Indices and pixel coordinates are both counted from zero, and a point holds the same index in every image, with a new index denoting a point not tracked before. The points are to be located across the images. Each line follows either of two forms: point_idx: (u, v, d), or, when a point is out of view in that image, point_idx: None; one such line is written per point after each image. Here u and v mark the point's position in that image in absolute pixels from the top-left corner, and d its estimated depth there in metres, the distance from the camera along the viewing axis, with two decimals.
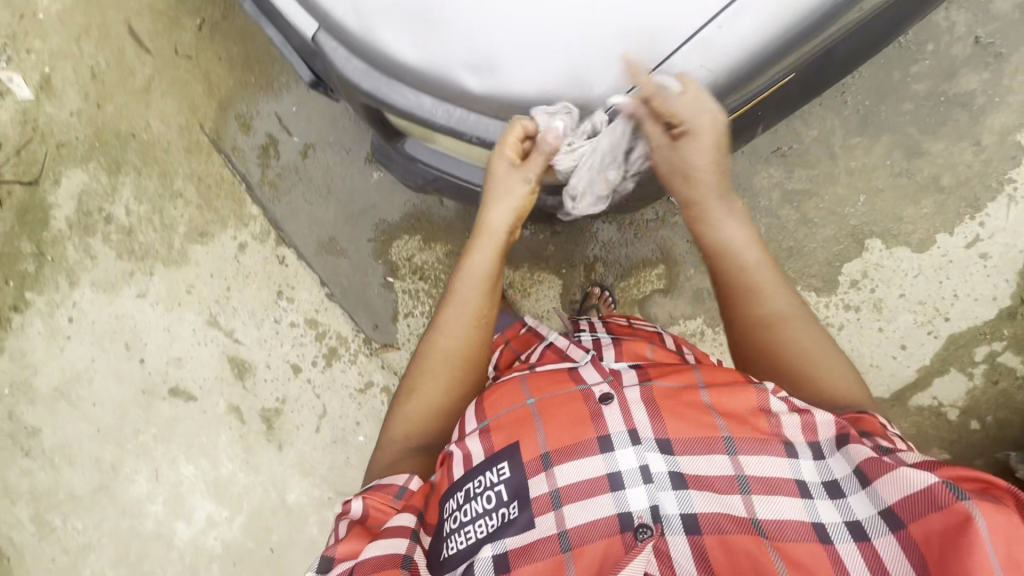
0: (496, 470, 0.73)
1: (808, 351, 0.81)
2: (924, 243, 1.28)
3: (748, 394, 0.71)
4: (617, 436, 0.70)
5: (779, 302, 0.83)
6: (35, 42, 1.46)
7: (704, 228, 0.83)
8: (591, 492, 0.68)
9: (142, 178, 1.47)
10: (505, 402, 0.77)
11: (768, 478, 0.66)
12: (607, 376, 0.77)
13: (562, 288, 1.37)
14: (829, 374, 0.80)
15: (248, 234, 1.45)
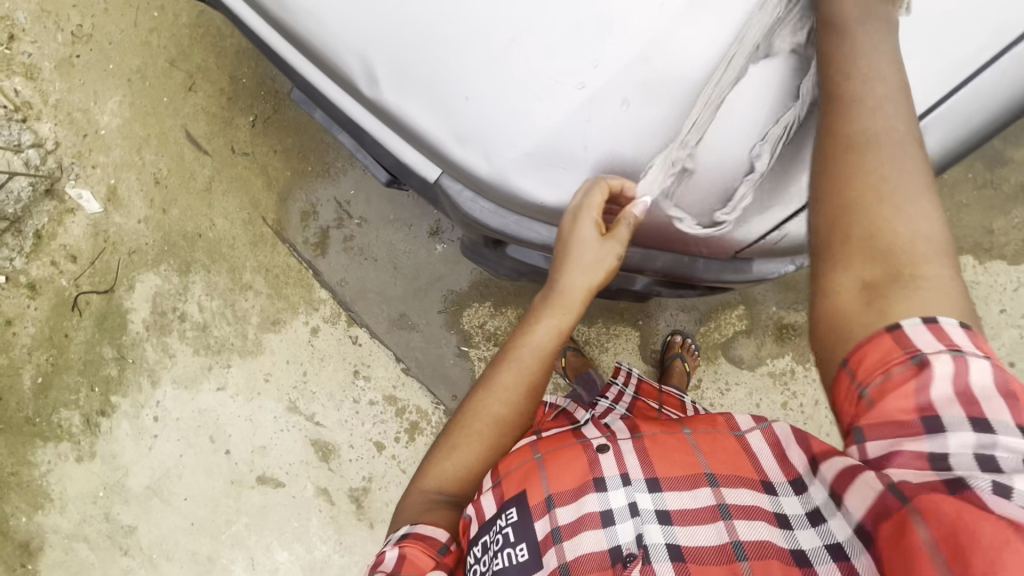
0: (504, 516, 0.62)
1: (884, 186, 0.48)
2: (1019, 254, 1.22)
3: (729, 438, 0.63)
4: (610, 478, 0.61)
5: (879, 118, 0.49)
6: (99, 156, 1.51)
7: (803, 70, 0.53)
8: (579, 531, 0.58)
9: (212, 274, 1.51)
10: (516, 458, 0.68)
11: (746, 505, 0.56)
12: (607, 433, 0.69)
13: (641, 340, 1.35)
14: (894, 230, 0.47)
15: (319, 318, 1.47)
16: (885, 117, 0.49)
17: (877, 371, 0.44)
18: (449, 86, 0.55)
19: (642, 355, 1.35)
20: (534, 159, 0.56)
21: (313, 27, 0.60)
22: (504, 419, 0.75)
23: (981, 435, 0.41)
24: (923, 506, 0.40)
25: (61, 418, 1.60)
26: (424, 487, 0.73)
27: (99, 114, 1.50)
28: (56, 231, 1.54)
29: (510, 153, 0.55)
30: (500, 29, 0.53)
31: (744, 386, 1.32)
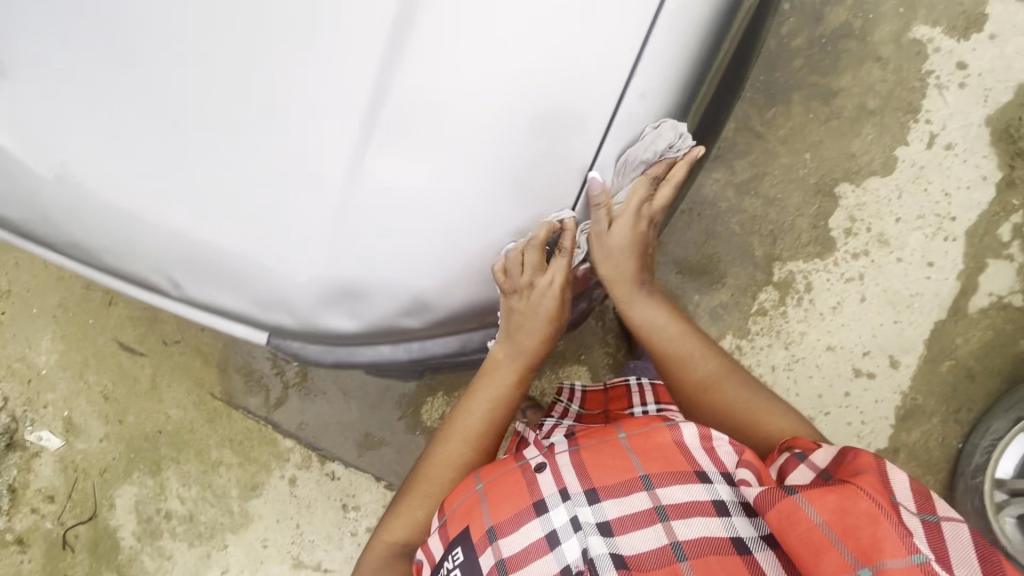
0: (451, 557, 0.71)
1: (729, 406, 0.89)
2: (887, 165, 1.27)
3: (661, 432, 0.72)
4: (551, 496, 0.70)
5: (702, 367, 0.94)
6: (47, 395, 1.57)
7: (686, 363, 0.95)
8: (527, 561, 0.67)
9: (182, 464, 1.53)
10: (461, 492, 0.76)
11: (680, 503, 0.66)
12: (545, 448, 0.77)
13: (593, 370, 1.37)
14: (739, 417, 0.88)
15: (293, 467, 1.48)
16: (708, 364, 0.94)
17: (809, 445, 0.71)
18: (236, 258, 0.64)
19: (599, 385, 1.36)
20: (330, 296, 0.65)
21: (109, 242, 0.67)
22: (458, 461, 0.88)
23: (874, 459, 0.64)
24: (813, 498, 0.57)
25: None
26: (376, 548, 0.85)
27: (36, 356, 1.57)
28: (28, 479, 1.57)
29: (306, 292, 0.65)
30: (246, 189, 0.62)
31: None
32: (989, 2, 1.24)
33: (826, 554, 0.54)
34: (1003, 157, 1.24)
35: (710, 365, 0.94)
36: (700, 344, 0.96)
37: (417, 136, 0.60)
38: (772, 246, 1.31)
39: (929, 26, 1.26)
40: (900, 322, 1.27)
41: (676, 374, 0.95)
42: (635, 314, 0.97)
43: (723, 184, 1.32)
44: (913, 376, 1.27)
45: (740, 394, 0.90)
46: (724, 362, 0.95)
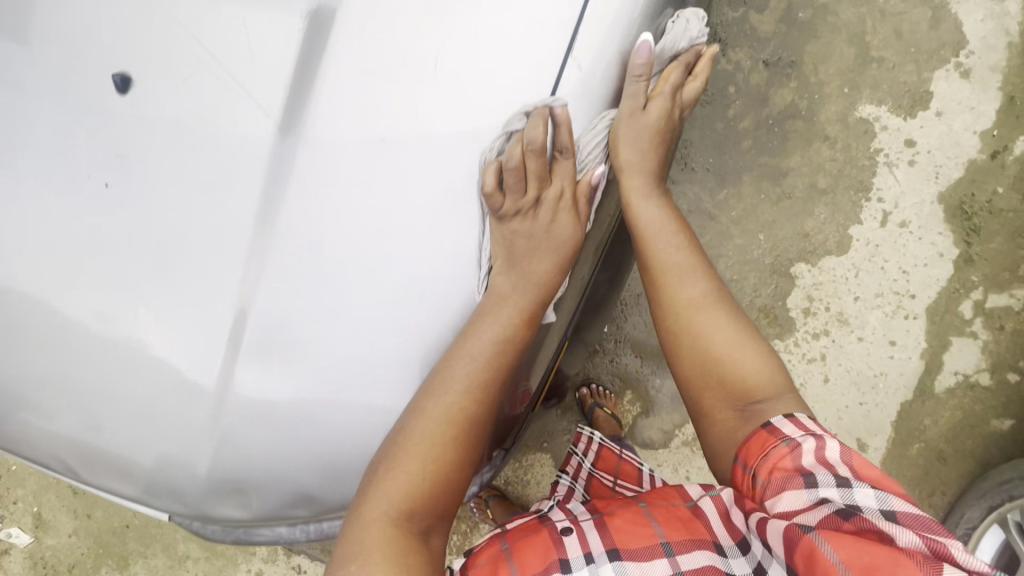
0: None
1: (716, 339, 0.75)
2: (842, 243, 1.26)
3: (682, 507, 0.71)
4: (575, 558, 0.67)
5: (691, 287, 0.78)
6: (17, 491, 1.56)
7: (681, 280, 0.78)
8: None
9: (149, 558, 1.51)
10: (483, 553, 0.71)
11: (699, 569, 0.63)
12: (571, 517, 0.76)
13: (557, 459, 1.35)
14: (723, 352, 0.74)
15: (260, 560, 1.46)
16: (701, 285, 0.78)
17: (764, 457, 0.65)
18: (133, 446, 0.58)
19: None
20: (219, 489, 0.58)
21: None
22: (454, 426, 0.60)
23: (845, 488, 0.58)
24: (827, 534, 0.54)
25: None
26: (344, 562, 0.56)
27: None
28: None
29: (209, 484, 0.58)
30: (126, 395, 0.57)
31: (669, 464, 1.30)
32: (933, 80, 1.25)
33: None
34: (957, 234, 1.23)
35: (707, 287, 0.78)
36: (699, 263, 0.80)
37: (296, 317, 0.53)
38: None
39: (874, 105, 1.26)
40: (866, 403, 1.24)
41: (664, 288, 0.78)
42: (639, 207, 0.77)
43: None
44: (882, 459, 1.24)
45: (731, 326, 0.76)
46: (718, 284, 0.79)
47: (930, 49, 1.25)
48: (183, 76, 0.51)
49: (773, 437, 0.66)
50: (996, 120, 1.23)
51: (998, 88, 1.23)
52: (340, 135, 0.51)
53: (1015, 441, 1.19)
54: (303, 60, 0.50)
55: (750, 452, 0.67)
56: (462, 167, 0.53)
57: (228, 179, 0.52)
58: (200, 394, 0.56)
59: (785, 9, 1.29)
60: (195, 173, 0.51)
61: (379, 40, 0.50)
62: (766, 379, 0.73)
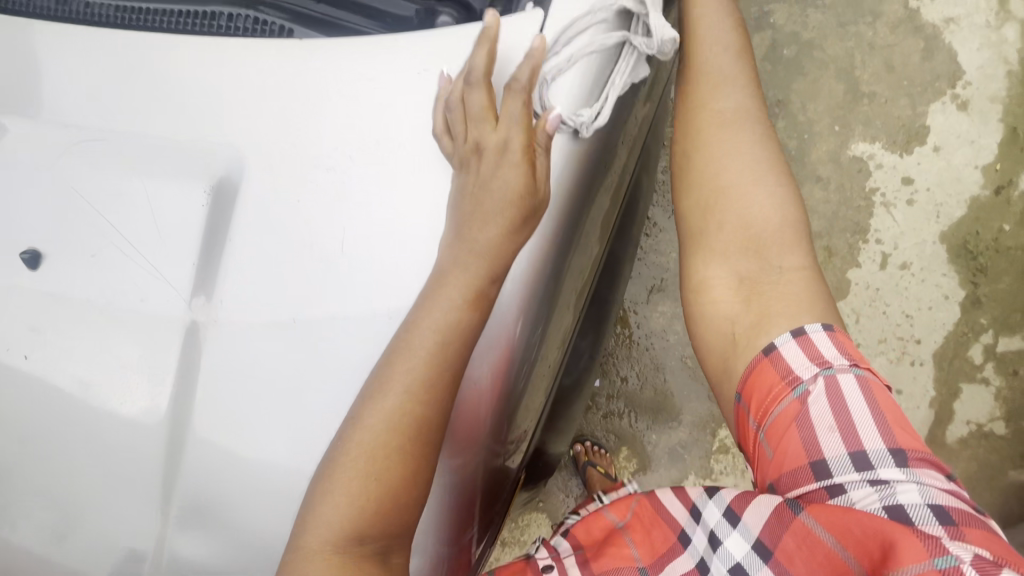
0: None
1: (732, 155, 0.69)
2: (840, 288, 1.21)
3: (645, 507, 0.67)
4: None
5: (730, 98, 0.72)
6: None
7: (717, 93, 0.72)
8: None
9: None
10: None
11: None
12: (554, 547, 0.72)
13: (552, 520, 1.31)
14: (729, 179, 0.69)
15: None
16: (733, 107, 0.71)
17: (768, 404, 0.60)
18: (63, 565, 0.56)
19: None
20: None
21: None
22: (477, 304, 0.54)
23: (863, 467, 0.54)
24: (818, 510, 0.52)
25: None
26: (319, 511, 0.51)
27: None
28: None
29: None
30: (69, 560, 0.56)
31: None
32: (929, 113, 1.19)
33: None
34: (963, 275, 1.17)
35: (754, 116, 0.72)
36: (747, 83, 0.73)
37: (219, 476, 0.53)
38: None
39: (868, 143, 1.21)
40: None
41: (697, 101, 0.72)
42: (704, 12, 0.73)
43: (670, 317, 1.28)
44: None
45: (753, 152, 0.70)
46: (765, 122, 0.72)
47: (925, 81, 1.19)
48: (118, 270, 0.56)
49: (781, 386, 0.59)
50: (998, 154, 1.17)
51: (998, 119, 1.17)
52: (247, 296, 0.54)
53: None
54: (212, 239, 0.56)
55: (753, 399, 0.61)
56: (357, 300, 0.53)
57: (152, 351, 0.55)
58: (139, 549, 0.55)
59: (769, 46, 1.25)
60: (128, 350, 0.55)
61: (275, 211, 0.55)
62: (779, 227, 0.67)
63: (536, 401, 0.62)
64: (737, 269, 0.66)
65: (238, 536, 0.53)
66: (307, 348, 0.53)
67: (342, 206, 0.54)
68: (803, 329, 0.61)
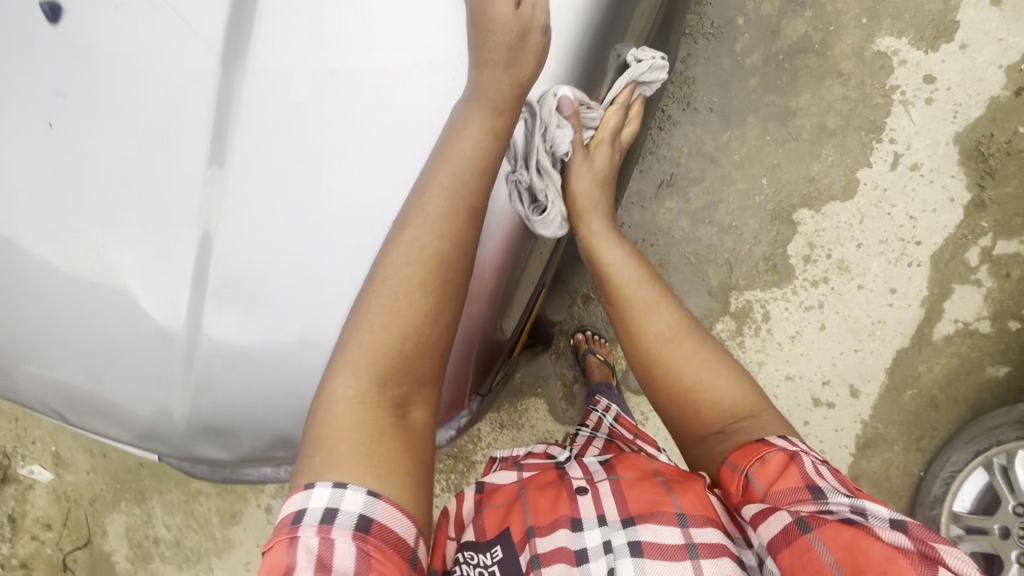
0: (489, 553, 0.73)
1: (685, 362, 0.86)
2: (848, 188, 1.22)
3: (695, 487, 0.76)
4: (587, 518, 0.73)
5: (659, 320, 0.90)
6: (34, 432, 1.64)
7: (651, 313, 0.90)
8: (554, 528, 0.73)
9: (165, 493, 1.60)
10: (500, 495, 0.81)
11: (711, 541, 0.68)
12: (588, 474, 0.83)
13: (550, 404, 1.38)
14: (695, 379, 0.84)
15: (268, 496, 1.55)
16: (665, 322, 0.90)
17: (753, 458, 0.72)
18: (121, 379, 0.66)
19: (557, 419, 1.38)
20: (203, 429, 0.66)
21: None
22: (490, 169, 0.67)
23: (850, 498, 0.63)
24: (825, 536, 0.59)
25: None
26: (358, 354, 0.61)
27: None
28: (26, 509, 1.66)
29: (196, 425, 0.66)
30: (107, 367, 0.65)
31: None
32: (961, 7, 1.15)
33: None
34: (972, 177, 1.17)
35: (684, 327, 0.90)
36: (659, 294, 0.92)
37: (251, 304, 0.63)
38: (728, 276, 1.27)
39: (894, 37, 1.18)
40: (861, 350, 1.24)
41: (637, 320, 0.90)
42: (603, 248, 0.92)
43: (677, 213, 1.28)
44: (874, 404, 1.24)
45: (698, 355, 0.86)
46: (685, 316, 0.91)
47: None
48: (141, 112, 0.62)
49: (764, 446, 0.73)
50: None
51: None
52: (256, 160, 0.62)
53: (1010, 390, 1.19)
54: (234, 106, 0.61)
55: (741, 456, 0.74)
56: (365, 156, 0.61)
57: (184, 193, 0.62)
58: (183, 358, 0.64)
59: None
60: (153, 198, 0.63)
61: (311, 75, 0.61)
62: (742, 395, 0.83)
63: (524, 302, 0.74)
64: (723, 445, 0.78)
65: (271, 352, 0.63)
66: (323, 192, 0.61)
67: (359, 73, 0.61)
68: (768, 435, 0.75)
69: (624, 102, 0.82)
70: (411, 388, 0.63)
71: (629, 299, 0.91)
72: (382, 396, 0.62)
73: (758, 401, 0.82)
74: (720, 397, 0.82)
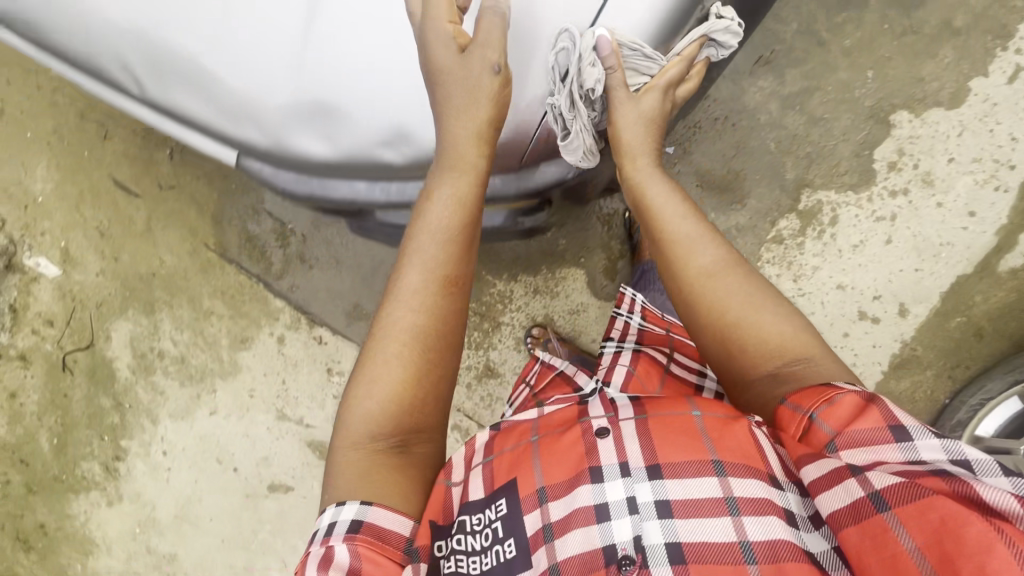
0: (493, 507, 0.68)
1: (730, 299, 0.75)
2: (957, 96, 1.14)
3: (740, 425, 0.65)
4: (608, 467, 0.66)
5: (708, 255, 0.78)
6: (43, 223, 1.57)
7: (696, 249, 0.79)
8: (575, 485, 0.66)
9: (175, 309, 1.57)
10: (511, 438, 0.74)
11: (756, 499, 0.60)
12: (610, 410, 0.73)
13: (589, 278, 1.35)
14: (738, 320, 0.73)
15: (282, 327, 1.52)
16: (715, 257, 0.78)
17: (819, 399, 0.60)
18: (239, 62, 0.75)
19: (593, 293, 1.35)
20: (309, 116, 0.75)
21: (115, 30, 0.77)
22: (462, 235, 0.78)
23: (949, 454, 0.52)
24: (906, 518, 0.50)
25: (84, 470, 1.71)
26: (356, 415, 0.72)
27: (32, 182, 1.56)
28: (28, 302, 1.62)
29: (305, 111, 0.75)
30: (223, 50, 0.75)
31: None
32: None
33: None
34: None
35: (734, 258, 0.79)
36: (710, 231, 0.81)
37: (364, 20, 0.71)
38: (805, 171, 1.21)
39: None
40: (922, 270, 1.20)
41: (680, 261, 0.79)
42: (648, 184, 0.86)
43: (768, 95, 1.19)
44: (919, 327, 1.22)
45: (745, 291, 0.75)
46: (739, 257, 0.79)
47: None
48: None
49: (832, 388, 0.60)
50: None
51: None
52: None
53: None
54: None
55: (801, 400, 0.62)
56: None
57: None
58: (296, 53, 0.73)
59: None
60: None
61: None
62: (796, 338, 0.71)
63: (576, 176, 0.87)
64: (782, 390, 0.68)
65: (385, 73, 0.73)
66: None
67: None
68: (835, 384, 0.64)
69: (690, 56, 0.78)
70: (409, 433, 0.72)
71: (669, 238, 0.81)
72: (381, 440, 0.71)
73: (814, 347, 0.70)
74: (765, 334, 0.72)
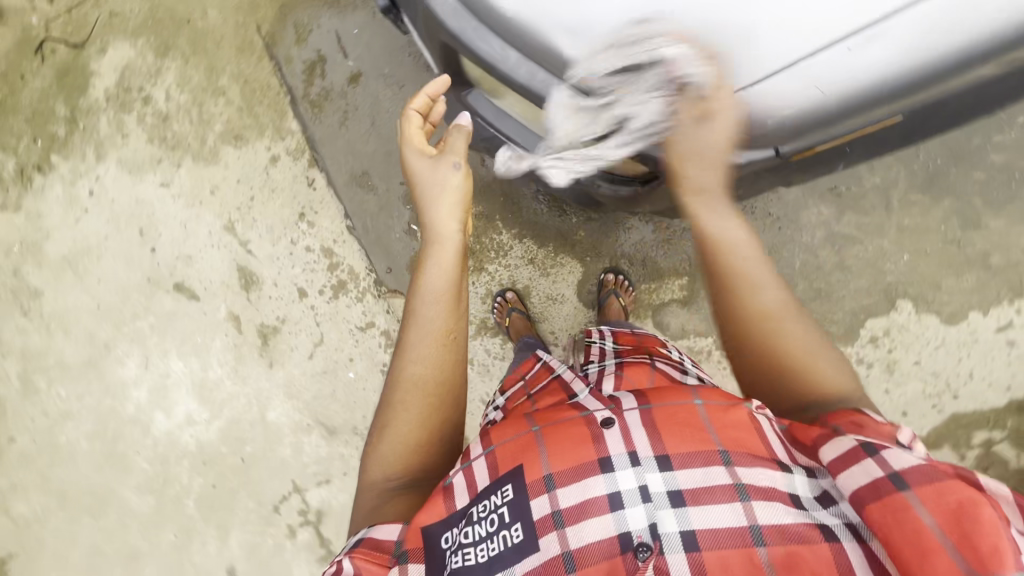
0: (499, 492, 0.60)
1: (789, 330, 0.68)
2: (954, 316, 1.26)
3: (741, 410, 0.59)
4: (617, 457, 0.58)
5: (768, 297, 0.69)
6: None
7: (756, 293, 0.69)
8: (582, 476, 0.58)
9: (188, 66, 1.45)
10: (510, 427, 0.64)
11: (764, 485, 0.54)
12: (608, 402, 0.64)
13: (582, 277, 1.37)
14: (787, 345, 0.67)
15: (282, 148, 1.44)
16: (773, 298, 0.69)
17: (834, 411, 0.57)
18: None
19: (577, 292, 1.37)
20: None
21: None
22: (454, 294, 0.74)
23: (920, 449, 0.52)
24: (926, 498, 0.47)
25: None
26: (372, 463, 0.71)
27: None
28: None
29: None
30: None
31: None
32: None
33: (932, 560, 0.44)
34: None
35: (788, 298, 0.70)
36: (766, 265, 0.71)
37: None
38: (806, 300, 1.28)
39: None
40: None
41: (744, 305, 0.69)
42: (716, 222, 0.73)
43: (822, 221, 1.26)
44: None
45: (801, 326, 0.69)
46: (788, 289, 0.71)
47: None
48: None
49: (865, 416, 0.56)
50: None
51: None
52: None
53: None
54: None
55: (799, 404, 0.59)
56: None
57: None
58: None
59: None
60: None
61: None
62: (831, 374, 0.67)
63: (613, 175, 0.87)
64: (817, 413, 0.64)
65: None
66: None
67: None
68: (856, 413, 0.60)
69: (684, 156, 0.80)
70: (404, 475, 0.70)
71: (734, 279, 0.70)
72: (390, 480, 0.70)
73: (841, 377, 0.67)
74: (815, 374, 0.66)
